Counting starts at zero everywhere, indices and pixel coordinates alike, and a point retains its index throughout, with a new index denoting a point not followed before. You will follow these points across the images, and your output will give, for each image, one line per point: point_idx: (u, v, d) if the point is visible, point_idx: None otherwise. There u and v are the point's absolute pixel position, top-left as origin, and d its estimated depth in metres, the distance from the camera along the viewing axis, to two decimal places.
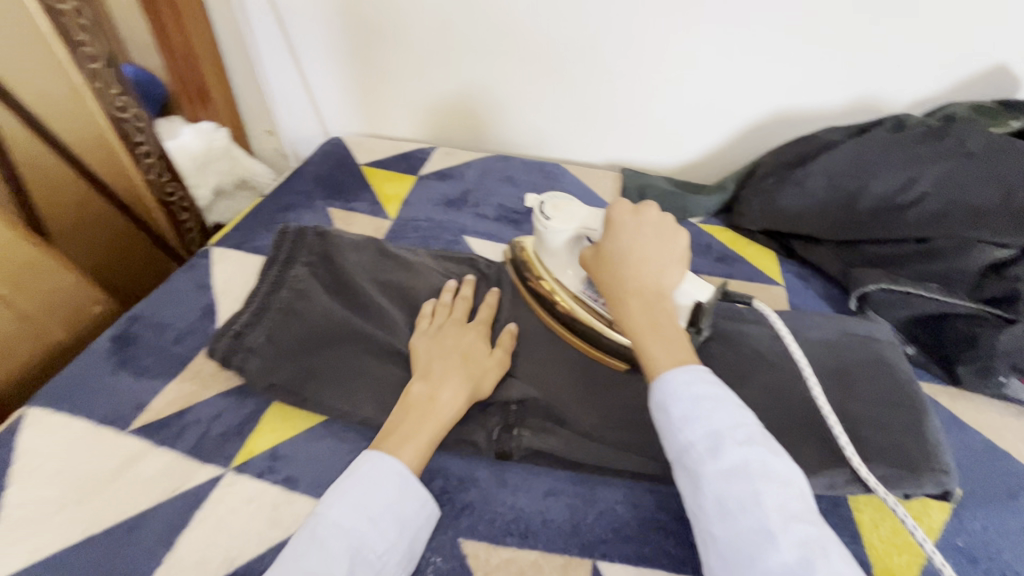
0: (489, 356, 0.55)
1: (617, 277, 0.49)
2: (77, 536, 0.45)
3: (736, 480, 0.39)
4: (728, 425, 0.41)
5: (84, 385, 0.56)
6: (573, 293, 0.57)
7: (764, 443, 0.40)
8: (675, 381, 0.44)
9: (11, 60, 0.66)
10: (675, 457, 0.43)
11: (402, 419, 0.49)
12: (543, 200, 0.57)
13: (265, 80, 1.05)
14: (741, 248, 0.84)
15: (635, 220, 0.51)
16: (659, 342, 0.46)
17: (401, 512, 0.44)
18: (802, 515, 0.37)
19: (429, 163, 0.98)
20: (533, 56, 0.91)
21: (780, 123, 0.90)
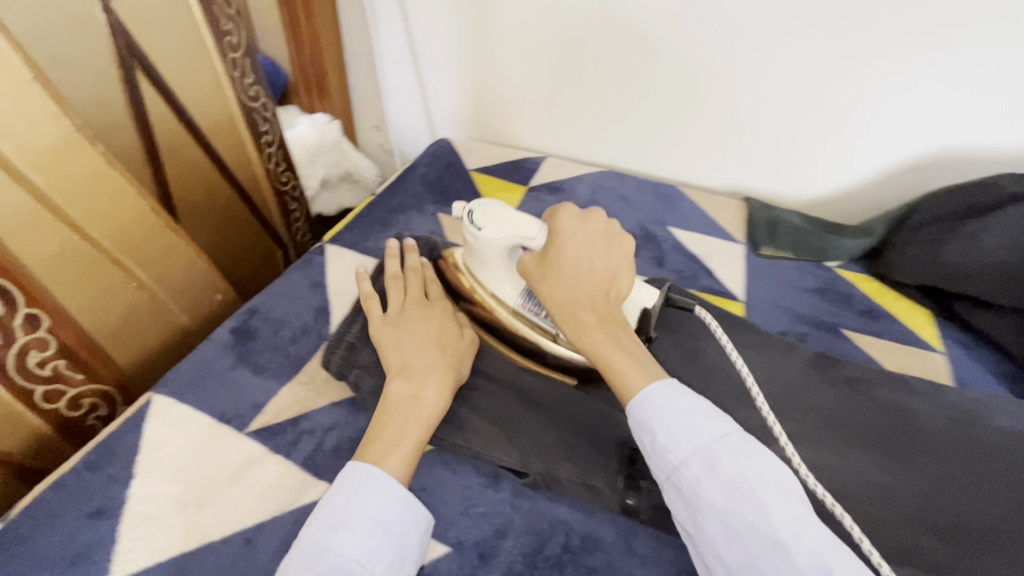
0: (460, 339, 0.54)
1: (564, 281, 0.47)
2: (197, 542, 0.44)
3: (737, 496, 0.37)
4: (716, 437, 0.39)
5: (206, 377, 0.55)
6: (512, 308, 0.55)
7: (732, 451, 0.39)
8: (656, 400, 0.41)
9: (166, 48, 0.68)
10: (665, 477, 0.40)
11: (387, 419, 0.46)
12: (472, 208, 0.54)
13: (381, 76, 1.04)
14: (887, 301, 0.74)
15: (579, 226, 0.49)
16: (619, 352, 0.44)
17: (377, 516, 0.41)
18: (806, 518, 0.36)
19: (539, 174, 0.94)
20: (665, 71, 0.84)
21: (944, 165, 0.79)
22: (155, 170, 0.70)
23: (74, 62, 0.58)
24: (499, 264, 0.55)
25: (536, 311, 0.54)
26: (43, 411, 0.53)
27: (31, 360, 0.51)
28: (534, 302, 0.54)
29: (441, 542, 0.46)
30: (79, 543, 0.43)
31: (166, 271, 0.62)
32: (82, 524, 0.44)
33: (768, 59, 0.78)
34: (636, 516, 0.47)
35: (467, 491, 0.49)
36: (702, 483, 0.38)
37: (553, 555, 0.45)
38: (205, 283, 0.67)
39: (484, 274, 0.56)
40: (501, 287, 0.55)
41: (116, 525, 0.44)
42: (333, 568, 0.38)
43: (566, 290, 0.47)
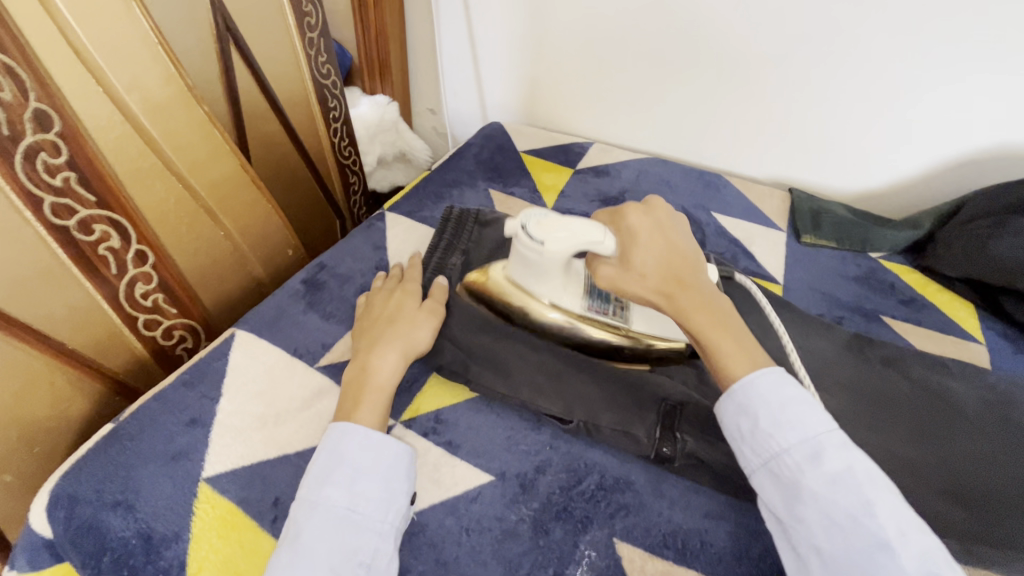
0: (420, 308, 0.57)
1: (660, 275, 0.48)
2: (275, 452, 0.50)
3: (841, 488, 0.38)
4: (820, 430, 0.41)
5: (281, 319, 0.62)
6: (578, 312, 0.57)
7: (855, 449, 0.40)
8: (762, 387, 0.43)
9: (255, 25, 0.75)
10: (762, 463, 0.42)
11: (345, 396, 0.51)
12: (525, 222, 0.53)
13: (439, 60, 1.10)
14: (930, 292, 0.75)
15: (649, 218, 0.50)
16: (726, 338, 0.46)
17: (359, 464, 0.45)
18: (917, 525, 0.37)
19: (586, 158, 0.97)
20: (716, 61, 0.86)
21: (1000, 161, 0.78)
22: (239, 135, 0.77)
23: (180, 33, 0.65)
24: (558, 274, 0.56)
25: (602, 308, 0.57)
26: (143, 338, 0.61)
27: (137, 290, 0.58)
28: (599, 303, 0.57)
29: (486, 471, 0.50)
30: (177, 445, 0.49)
31: (248, 224, 0.69)
32: (180, 430, 0.50)
33: (823, 50, 0.79)
34: (671, 463, 0.50)
35: (511, 431, 0.54)
36: (803, 472, 0.40)
37: (588, 490, 0.49)
38: (279, 240, 0.74)
39: (538, 285, 0.57)
40: (563, 296, 0.56)
41: (207, 433, 0.50)
42: (324, 514, 0.43)
43: (665, 282, 0.48)
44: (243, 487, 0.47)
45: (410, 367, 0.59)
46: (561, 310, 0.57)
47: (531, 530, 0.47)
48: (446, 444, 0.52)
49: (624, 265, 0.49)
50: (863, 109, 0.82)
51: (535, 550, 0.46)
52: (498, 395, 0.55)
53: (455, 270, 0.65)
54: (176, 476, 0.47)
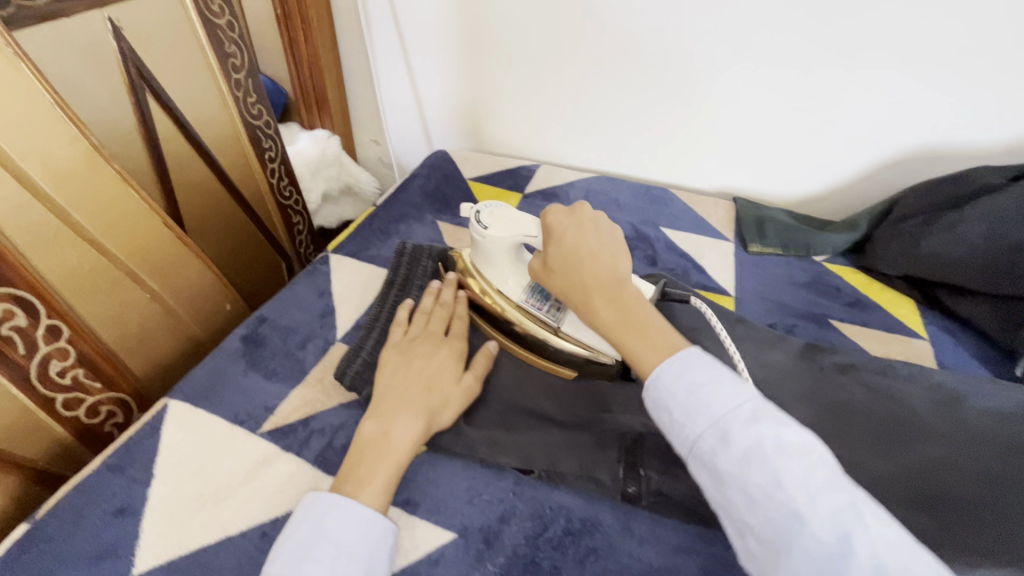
0: (459, 384, 0.54)
1: (562, 274, 0.51)
2: (215, 536, 0.46)
3: (753, 466, 0.36)
4: (727, 408, 0.39)
5: (220, 383, 0.58)
6: (536, 316, 0.58)
7: (771, 418, 0.38)
8: (667, 378, 0.42)
9: (173, 71, 0.71)
10: (686, 452, 0.40)
11: (358, 458, 0.48)
12: (479, 208, 0.60)
13: (379, 92, 1.08)
14: (874, 292, 0.77)
15: (566, 218, 0.53)
16: (637, 339, 0.45)
17: (344, 539, 0.42)
18: (828, 483, 0.35)
19: (534, 181, 0.97)
20: (650, 79, 0.88)
21: (926, 159, 0.82)
22: (162, 185, 0.72)
23: (87, 84, 0.61)
24: (504, 260, 0.60)
25: (539, 303, 0.59)
26: (64, 420, 0.56)
27: (53, 368, 0.53)
28: (537, 298, 0.59)
29: (447, 529, 0.48)
30: (102, 543, 0.45)
31: (178, 281, 0.64)
32: (107, 522, 0.46)
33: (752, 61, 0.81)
34: (638, 501, 0.49)
35: (472, 482, 0.51)
36: (719, 454, 0.38)
37: (555, 537, 0.47)
38: (214, 293, 0.70)
39: (491, 270, 0.61)
40: (505, 282, 0.60)
41: (137, 523, 0.46)
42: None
43: (569, 281, 0.50)
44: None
45: None
46: (518, 308, 0.59)
47: None
48: (404, 504, 0.49)
49: (544, 263, 0.53)
50: (795, 116, 0.84)
51: None
52: (451, 449, 0.53)
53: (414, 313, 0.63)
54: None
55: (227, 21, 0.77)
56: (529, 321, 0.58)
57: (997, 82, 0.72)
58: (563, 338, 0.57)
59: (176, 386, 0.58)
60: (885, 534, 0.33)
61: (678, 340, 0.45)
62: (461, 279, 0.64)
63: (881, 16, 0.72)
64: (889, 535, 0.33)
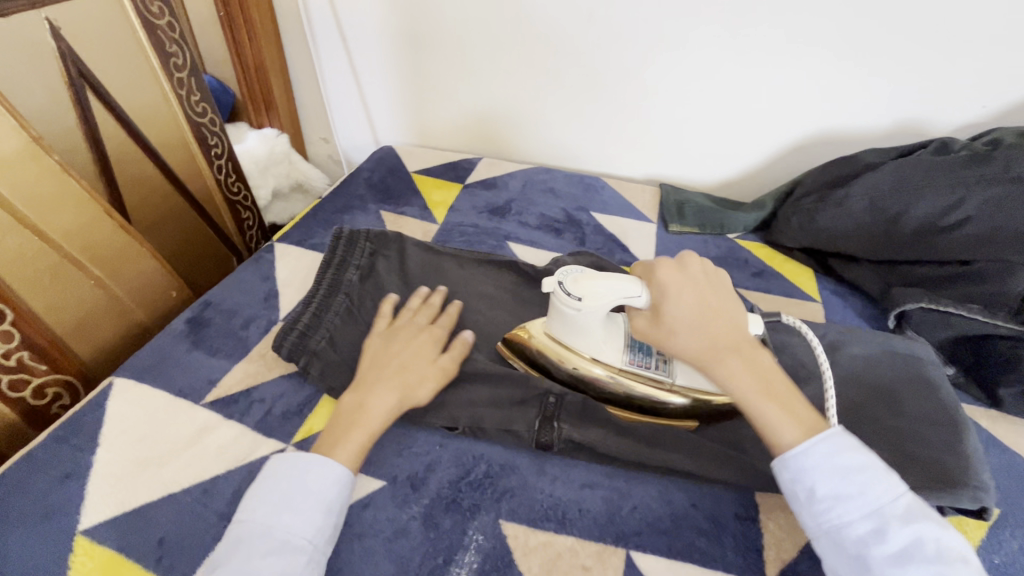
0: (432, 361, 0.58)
1: (693, 332, 0.49)
2: (157, 493, 0.49)
3: (908, 560, 0.40)
4: (887, 499, 0.42)
5: (165, 361, 0.61)
6: (619, 367, 0.56)
7: (926, 516, 0.42)
8: (815, 459, 0.44)
9: (112, 68, 0.74)
10: (823, 532, 0.43)
11: (337, 425, 0.52)
12: (562, 279, 0.56)
13: (326, 91, 1.12)
14: (778, 263, 0.85)
15: (682, 276, 0.52)
16: (767, 402, 0.47)
17: (318, 496, 0.47)
18: (964, 575, 0.39)
19: (474, 173, 1.03)
20: (577, 74, 0.95)
21: (823, 143, 0.91)
22: (105, 181, 0.74)
23: (24, 80, 0.64)
24: (598, 328, 0.56)
25: (644, 362, 0.56)
26: (10, 401, 0.58)
27: None
28: (641, 357, 0.56)
29: (378, 478, 0.53)
30: (49, 506, 0.48)
31: (122, 270, 0.67)
32: (53, 488, 0.49)
33: (667, 56, 0.89)
34: (550, 448, 0.54)
35: (401, 437, 0.56)
36: (869, 545, 0.41)
37: (476, 480, 0.53)
38: (159, 282, 0.73)
39: (582, 341, 0.56)
40: (603, 349, 0.56)
41: (83, 486, 0.49)
42: (272, 540, 0.44)
43: (698, 343, 0.49)
44: (123, 534, 0.47)
45: (302, 391, 0.60)
46: (603, 364, 0.56)
47: (421, 526, 0.49)
48: None
49: (653, 322, 0.51)
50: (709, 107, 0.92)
51: (425, 543, 0.48)
52: None
53: (348, 289, 0.67)
54: (49, 536, 0.46)
55: (167, 21, 0.80)
56: (611, 372, 0.56)
57: (873, 74, 0.82)
58: (654, 386, 0.55)
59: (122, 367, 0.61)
60: None
61: (817, 419, 0.47)
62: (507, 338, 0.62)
63: (773, 15, 0.81)
64: None
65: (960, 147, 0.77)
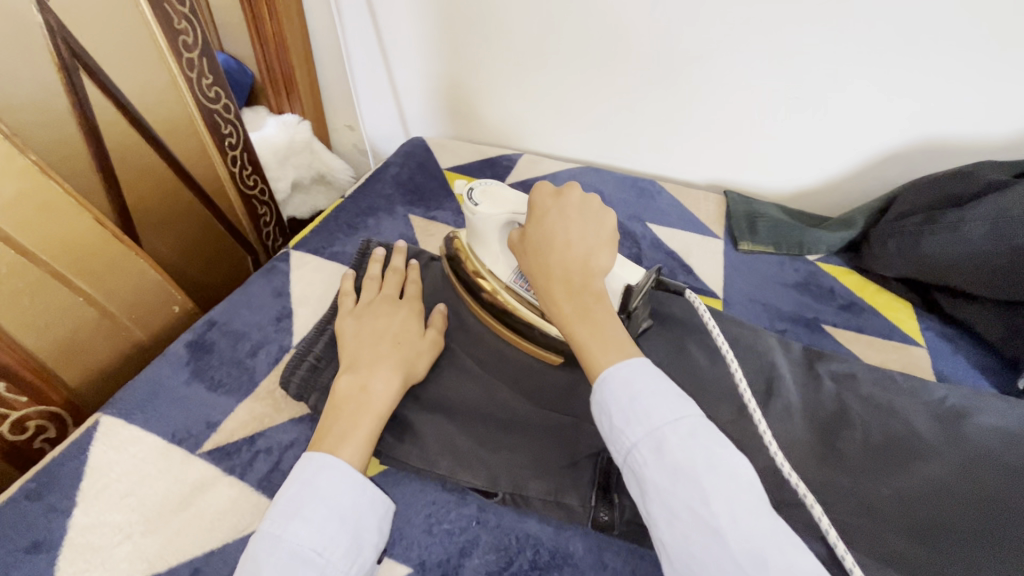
0: (422, 337, 0.53)
1: (533, 264, 0.46)
2: (141, 574, 0.41)
3: (681, 481, 0.34)
4: (668, 420, 0.37)
5: (160, 395, 0.53)
6: (504, 283, 0.56)
7: (708, 436, 0.36)
8: (615, 379, 0.39)
9: (111, 48, 0.64)
10: (621, 458, 0.38)
11: (336, 414, 0.45)
12: (473, 185, 0.56)
13: (352, 73, 1.02)
14: (870, 295, 0.73)
15: (551, 201, 0.47)
16: (585, 327, 0.42)
17: (342, 508, 0.39)
18: (751, 507, 0.33)
19: (514, 171, 0.91)
20: (638, 63, 0.82)
21: (930, 151, 0.77)
22: (104, 177, 0.66)
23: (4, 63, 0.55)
24: (495, 239, 0.56)
25: (528, 286, 0.55)
26: None
27: None
28: (524, 278, 0.55)
29: (403, 562, 0.44)
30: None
31: (116, 283, 0.58)
32: (20, 558, 0.41)
33: (746, 44, 0.76)
34: (611, 531, 0.45)
35: (432, 507, 0.47)
36: (650, 466, 0.36)
37: (521, 572, 0.43)
38: (162, 295, 0.64)
39: (482, 249, 0.57)
40: (494, 262, 0.56)
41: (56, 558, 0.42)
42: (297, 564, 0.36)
43: (539, 263, 0.46)
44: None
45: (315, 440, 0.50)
46: (490, 276, 0.56)
47: None
48: None
49: (523, 239, 0.48)
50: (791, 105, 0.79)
51: None
52: (413, 467, 0.48)
53: None
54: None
55: None
56: (496, 285, 0.56)
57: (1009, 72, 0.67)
58: (522, 305, 0.54)
59: (111, 398, 0.52)
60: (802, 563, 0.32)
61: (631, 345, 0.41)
62: (448, 238, 0.63)
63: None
64: (805, 565, 0.32)
65: None
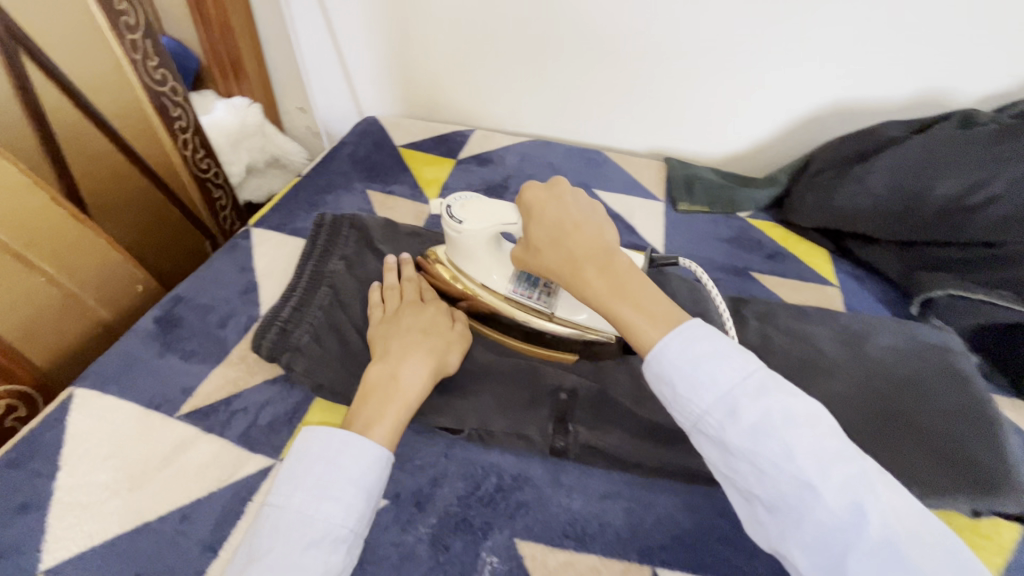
0: (452, 329, 0.54)
1: (551, 248, 0.48)
2: (130, 524, 0.44)
3: (764, 439, 0.38)
4: (737, 381, 0.40)
5: (133, 366, 0.55)
6: (503, 294, 0.55)
7: (778, 390, 0.39)
8: (672, 352, 0.42)
9: (50, 29, 0.64)
10: (691, 425, 0.41)
11: (365, 399, 0.47)
12: (448, 203, 0.55)
13: (300, 55, 1.02)
14: (792, 245, 0.81)
15: (544, 193, 0.50)
16: (623, 304, 0.45)
17: (359, 479, 0.42)
18: (836, 453, 0.37)
19: (467, 146, 0.95)
20: (579, 39, 0.87)
21: (840, 115, 0.85)
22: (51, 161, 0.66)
23: None
24: (487, 254, 0.55)
25: (529, 292, 0.55)
26: None
27: None
28: (525, 286, 0.55)
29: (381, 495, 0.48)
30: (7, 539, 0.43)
31: (76, 262, 0.59)
32: (9, 520, 0.44)
33: (677, 18, 0.81)
34: (566, 454, 0.50)
35: (404, 447, 0.51)
36: (726, 427, 0.40)
37: (486, 494, 0.48)
38: (125, 276, 0.65)
39: (469, 266, 0.56)
40: (491, 278, 0.55)
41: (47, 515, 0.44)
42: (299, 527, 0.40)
43: (560, 253, 0.47)
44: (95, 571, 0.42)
45: (289, 398, 0.54)
46: (488, 292, 0.56)
47: (429, 549, 0.45)
48: None
49: (529, 244, 0.50)
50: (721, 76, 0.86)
51: (436, 567, 0.44)
52: None
53: (332, 279, 0.61)
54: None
55: None
56: (500, 301, 0.55)
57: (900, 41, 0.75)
58: (534, 313, 0.54)
59: (86, 371, 0.54)
60: (887, 496, 0.37)
61: (676, 312, 0.45)
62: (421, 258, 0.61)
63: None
64: (890, 496, 0.37)
65: (987, 119, 0.71)
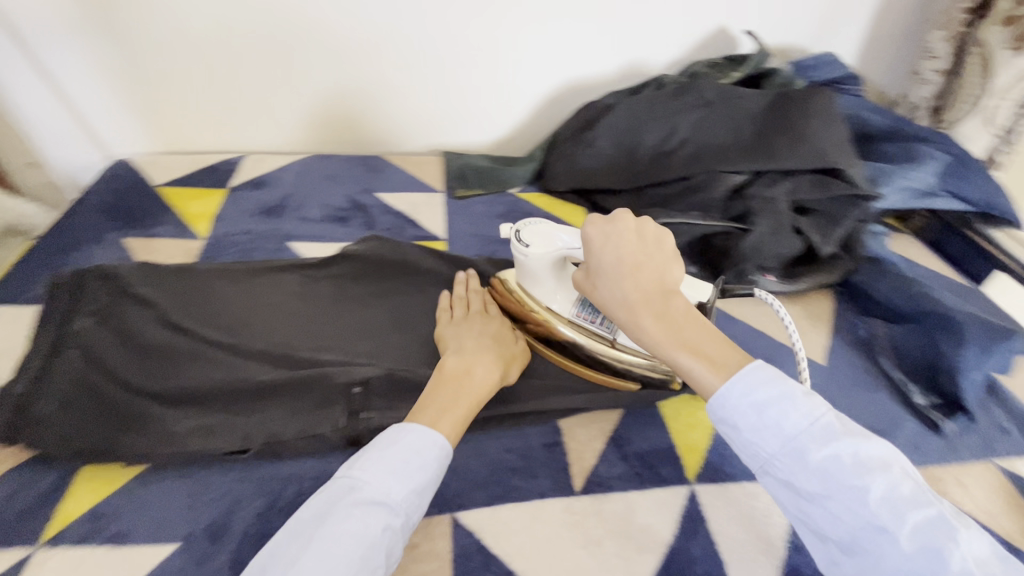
0: (516, 346, 0.72)
1: (632, 290, 0.56)
2: None
3: (833, 487, 0.47)
4: (803, 427, 0.49)
5: None
6: (568, 317, 0.71)
7: (849, 436, 0.48)
8: (732, 397, 0.50)
9: None
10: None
11: (440, 389, 0.62)
12: (517, 229, 0.71)
13: (73, 103, 1.10)
14: (557, 209, 1.00)
15: (604, 231, 0.58)
16: (687, 350, 0.53)
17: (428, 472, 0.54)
18: (909, 500, 0.46)
19: (238, 173, 1.03)
20: (332, 51, 1.08)
21: (574, 91, 1.20)
22: None
23: None
24: (548, 275, 0.71)
25: (591, 318, 0.70)
26: None
27: None
28: (588, 311, 0.70)
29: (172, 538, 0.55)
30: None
31: None
32: None
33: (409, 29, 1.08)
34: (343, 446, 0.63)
35: (189, 489, 0.59)
36: (794, 473, 0.49)
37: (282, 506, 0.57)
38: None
39: (540, 289, 0.72)
40: (553, 298, 0.71)
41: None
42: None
43: (636, 292, 0.56)
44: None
45: (44, 481, 0.59)
46: (582, 306, 0.71)
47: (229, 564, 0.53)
48: (113, 536, 0.55)
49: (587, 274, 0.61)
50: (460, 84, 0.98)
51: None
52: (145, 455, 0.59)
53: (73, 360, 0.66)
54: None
55: None
56: (563, 322, 0.71)
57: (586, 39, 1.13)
58: (598, 340, 0.70)
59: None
60: (943, 525, 0.45)
61: (738, 358, 0.53)
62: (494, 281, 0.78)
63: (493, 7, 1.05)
64: (941, 520, 0.46)
65: (670, 82, 1.01)
